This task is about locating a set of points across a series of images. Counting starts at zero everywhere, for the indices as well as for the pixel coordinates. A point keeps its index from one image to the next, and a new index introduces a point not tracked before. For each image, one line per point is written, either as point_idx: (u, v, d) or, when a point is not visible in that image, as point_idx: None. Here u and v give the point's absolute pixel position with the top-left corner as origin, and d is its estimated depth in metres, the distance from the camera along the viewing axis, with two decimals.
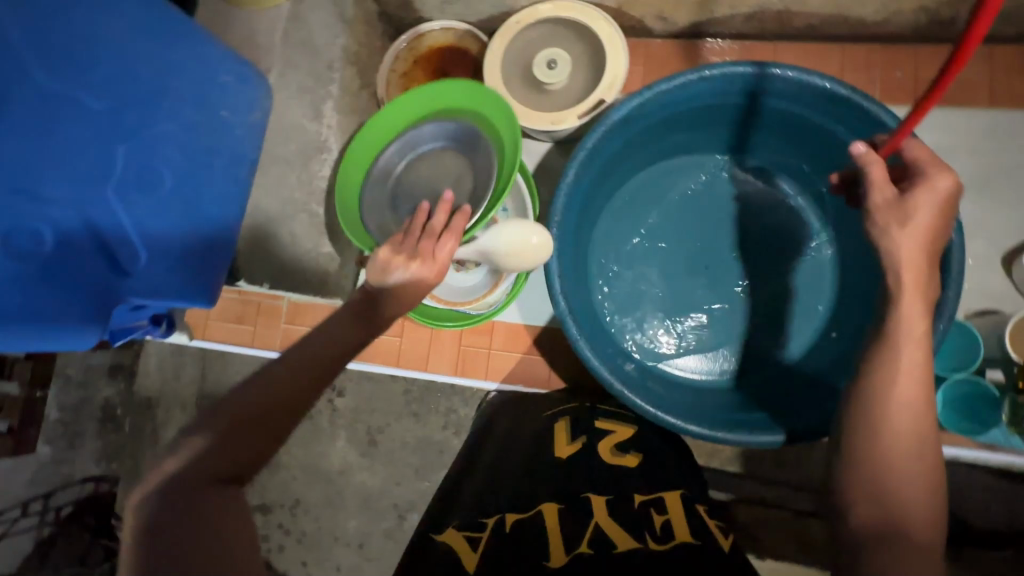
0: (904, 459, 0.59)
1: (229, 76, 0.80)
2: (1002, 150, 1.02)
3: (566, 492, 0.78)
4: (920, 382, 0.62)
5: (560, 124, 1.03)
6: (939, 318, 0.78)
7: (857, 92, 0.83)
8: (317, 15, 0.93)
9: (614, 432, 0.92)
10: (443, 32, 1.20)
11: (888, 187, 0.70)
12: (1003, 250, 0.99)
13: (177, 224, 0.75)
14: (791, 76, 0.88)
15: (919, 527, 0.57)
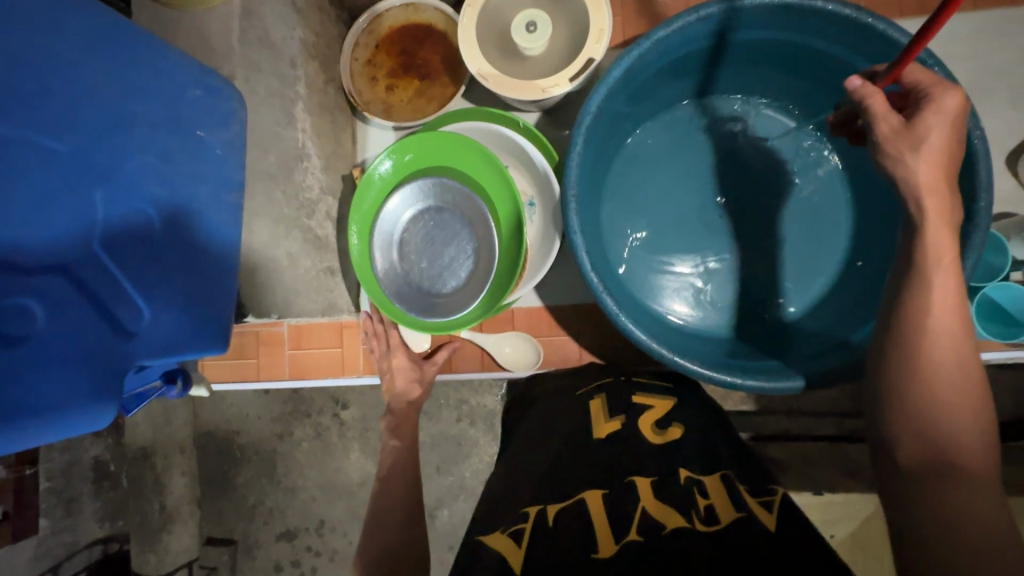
0: (948, 388, 0.53)
1: (198, 90, 0.71)
2: (990, 55, 1.01)
3: (607, 471, 0.70)
4: (956, 307, 0.55)
5: (552, 90, 0.95)
6: (974, 232, 0.75)
7: (864, 10, 0.78)
8: (271, 6, 0.83)
9: (651, 409, 0.82)
10: (403, 8, 1.11)
11: (896, 121, 0.59)
12: (1005, 152, 1.00)
13: (174, 270, 0.67)
14: (792, 3, 0.82)
15: (975, 466, 0.51)
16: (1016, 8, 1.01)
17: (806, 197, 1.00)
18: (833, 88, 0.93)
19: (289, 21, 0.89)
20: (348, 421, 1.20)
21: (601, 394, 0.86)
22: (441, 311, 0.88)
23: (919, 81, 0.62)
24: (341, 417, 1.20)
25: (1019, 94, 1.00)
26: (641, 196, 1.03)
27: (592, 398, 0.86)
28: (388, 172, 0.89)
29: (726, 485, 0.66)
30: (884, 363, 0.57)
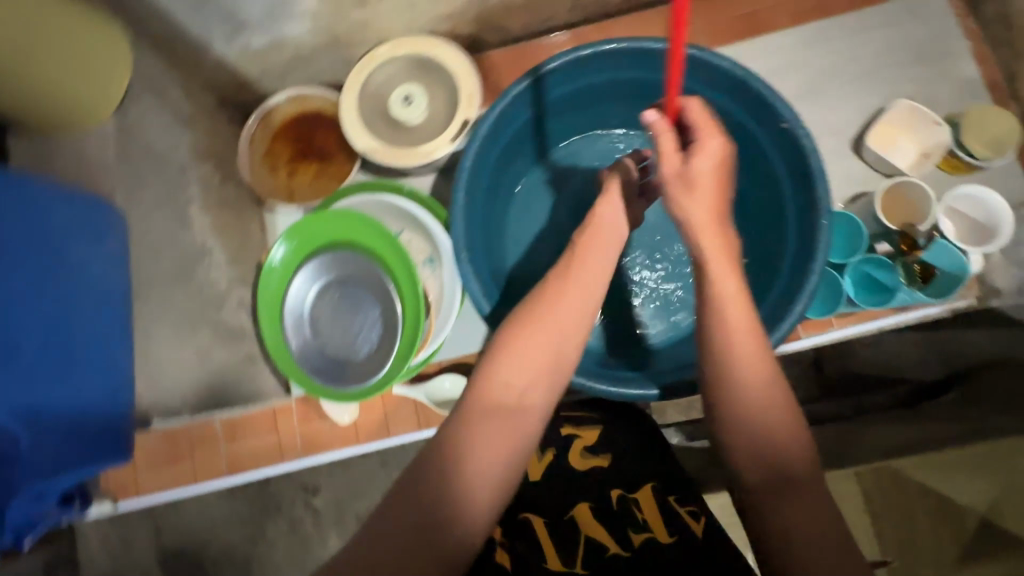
0: (762, 403, 0.56)
1: (67, 210, 0.74)
2: (816, 60, 1.15)
3: (546, 509, 0.74)
4: (749, 324, 0.58)
5: (435, 153, 1.04)
6: (820, 215, 0.85)
7: (682, 44, 0.89)
8: (151, 121, 0.88)
9: (580, 439, 0.80)
10: (290, 100, 1.16)
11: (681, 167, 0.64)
12: (850, 139, 1.12)
13: (57, 391, 0.71)
14: (623, 47, 0.92)
15: (801, 469, 0.54)
16: (828, 19, 1.15)
17: None
18: None
19: (174, 131, 0.93)
20: (324, 508, 1.11)
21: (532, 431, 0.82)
22: (357, 378, 0.91)
23: (695, 117, 0.67)
24: (315, 504, 1.11)
25: (849, 89, 1.13)
26: (541, 232, 1.09)
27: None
28: (282, 259, 0.92)
29: (656, 499, 0.73)
30: (706, 380, 0.60)
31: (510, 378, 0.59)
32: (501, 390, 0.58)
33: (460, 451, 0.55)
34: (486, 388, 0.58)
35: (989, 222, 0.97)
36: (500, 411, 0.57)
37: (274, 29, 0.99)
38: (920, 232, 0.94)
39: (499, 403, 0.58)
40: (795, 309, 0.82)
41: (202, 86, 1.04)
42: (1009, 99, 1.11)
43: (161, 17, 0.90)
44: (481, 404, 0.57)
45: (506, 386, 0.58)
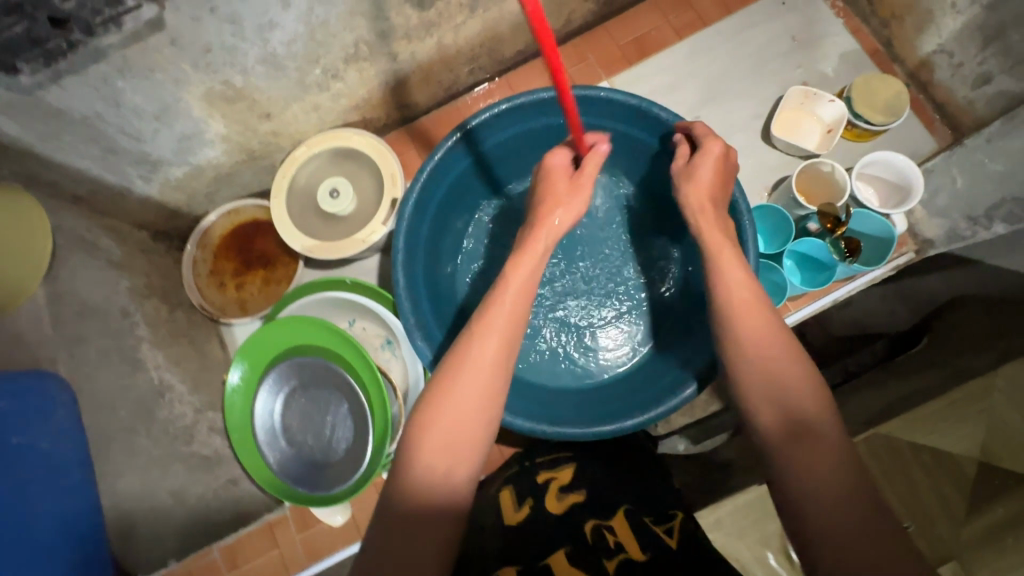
0: (768, 352, 0.62)
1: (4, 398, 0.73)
2: (708, 66, 1.21)
3: (520, 552, 0.73)
4: (745, 287, 0.67)
5: (371, 237, 1.06)
6: (741, 215, 0.89)
7: (577, 86, 0.93)
8: (83, 277, 0.89)
9: (555, 477, 0.84)
10: (225, 216, 1.17)
11: (588, 182, 0.79)
12: (758, 131, 1.17)
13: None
14: (522, 101, 0.96)
15: (811, 411, 0.57)
16: (709, 28, 1.22)
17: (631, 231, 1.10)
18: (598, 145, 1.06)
19: (108, 279, 0.94)
20: None
21: (510, 483, 0.87)
22: (340, 479, 0.90)
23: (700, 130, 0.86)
24: None
25: (745, 85, 1.20)
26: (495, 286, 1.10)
27: (501, 489, 0.86)
28: (241, 381, 0.93)
29: (629, 526, 0.74)
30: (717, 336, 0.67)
31: (465, 379, 0.60)
32: (460, 392, 0.60)
33: (433, 459, 0.56)
34: (446, 392, 0.60)
35: (903, 183, 1.02)
36: (467, 410, 0.59)
37: (190, 158, 1.01)
38: (838, 208, 0.97)
39: (462, 405, 0.59)
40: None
41: (133, 225, 1.06)
42: (892, 62, 1.17)
43: (75, 177, 0.91)
44: (441, 407, 0.59)
45: (464, 388, 0.60)
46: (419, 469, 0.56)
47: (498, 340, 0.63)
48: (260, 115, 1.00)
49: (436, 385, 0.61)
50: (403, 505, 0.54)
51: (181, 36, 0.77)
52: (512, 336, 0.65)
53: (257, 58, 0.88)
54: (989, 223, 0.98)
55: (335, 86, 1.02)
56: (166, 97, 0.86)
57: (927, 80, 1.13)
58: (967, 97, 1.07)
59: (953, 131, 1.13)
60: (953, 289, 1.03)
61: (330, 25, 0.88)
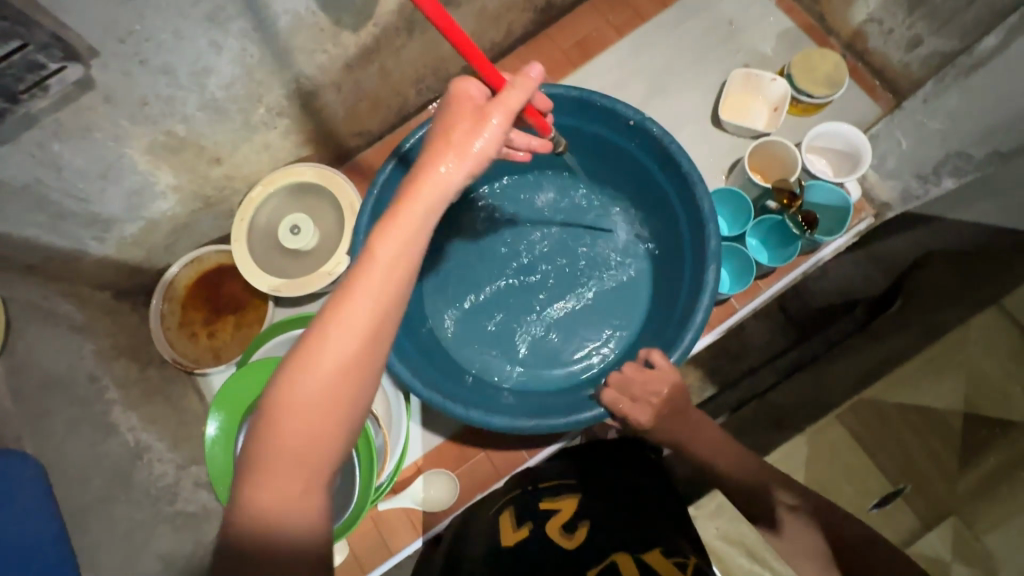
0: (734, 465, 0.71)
1: None
2: (651, 60, 1.23)
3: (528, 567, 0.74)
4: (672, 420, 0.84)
5: (336, 269, 1.05)
6: (695, 187, 0.89)
7: None
8: (43, 347, 0.86)
9: (557, 510, 0.83)
10: (188, 266, 1.15)
11: (503, 117, 0.54)
12: (708, 118, 1.19)
13: None
14: None
15: None
16: (647, 23, 1.24)
17: (594, 221, 1.09)
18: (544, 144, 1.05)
19: (71, 345, 0.92)
20: None
21: (510, 505, 0.87)
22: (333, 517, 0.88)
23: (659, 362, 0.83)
24: None
25: (690, 74, 1.22)
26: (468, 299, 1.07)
27: (501, 512, 0.87)
28: (219, 432, 0.90)
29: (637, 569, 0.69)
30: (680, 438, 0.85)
31: (309, 400, 0.46)
32: (310, 404, 0.46)
33: (276, 487, 0.46)
34: (291, 403, 0.46)
35: (851, 150, 1.04)
36: (320, 423, 0.46)
37: (143, 213, 1.00)
38: (791, 184, 1.00)
39: (313, 420, 0.46)
40: (708, 277, 0.85)
41: (93, 287, 1.03)
42: (827, 35, 1.20)
43: (26, 247, 0.89)
44: (283, 421, 0.46)
45: (315, 400, 0.46)
46: (258, 502, 0.45)
47: (361, 335, 0.47)
48: (209, 161, 0.99)
49: (274, 392, 0.47)
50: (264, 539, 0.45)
51: (113, 92, 0.76)
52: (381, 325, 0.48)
53: (197, 105, 0.87)
54: (938, 179, 0.94)
55: (282, 123, 1.02)
56: (108, 154, 0.85)
57: (862, 49, 1.16)
58: (902, 60, 1.10)
59: (895, 95, 1.15)
60: (920, 249, 1.03)
61: (266, 63, 0.88)
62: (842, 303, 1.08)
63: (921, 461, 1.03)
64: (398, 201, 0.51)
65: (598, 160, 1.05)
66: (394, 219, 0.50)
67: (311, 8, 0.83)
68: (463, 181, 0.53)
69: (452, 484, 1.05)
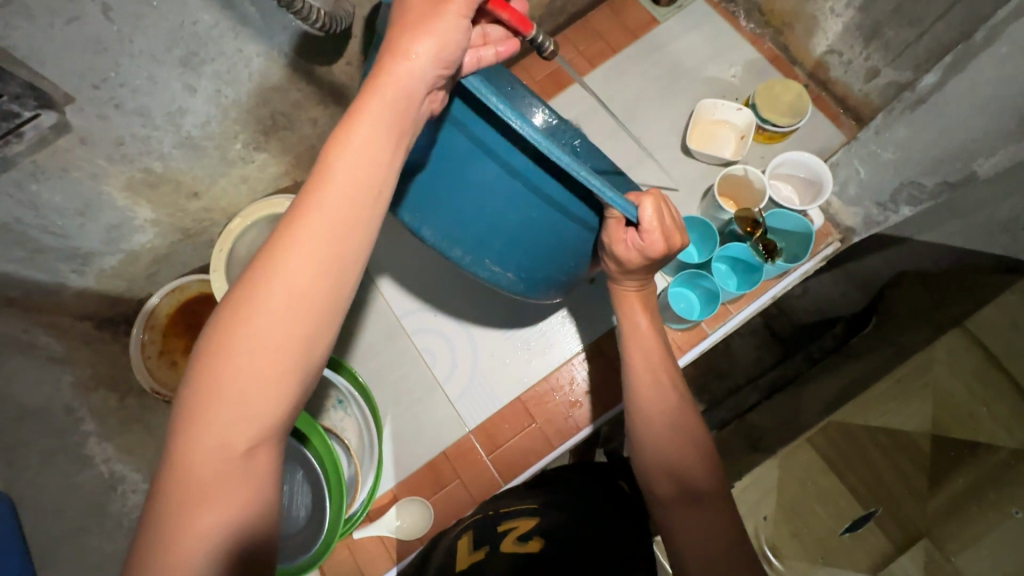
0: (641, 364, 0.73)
1: None
2: (623, 91, 1.27)
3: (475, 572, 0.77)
4: (648, 350, 0.73)
5: None
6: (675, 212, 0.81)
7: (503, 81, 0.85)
8: (21, 379, 0.88)
9: (514, 528, 0.84)
10: (170, 295, 1.17)
11: (461, 0, 0.54)
12: (678, 146, 1.22)
13: None
14: None
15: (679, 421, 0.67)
16: (618, 55, 1.29)
17: None
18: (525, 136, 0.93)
19: (48, 379, 0.93)
20: None
21: (469, 529, 0.89)
22: (299, 548, 0.89)
23: (663, 213, 0.66)
24: None
25: (660, 104, 1.25)
26: None
27: (461, 535, 0.89)
28: None
29: None
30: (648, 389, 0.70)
31: (266, 304, 0.48)
32: (268, 309, 0.47)
33: (228, 414, 0.47)
34: (241, 325, 0.47)
35: (812, 178, 1.08)
36: (272, 349, 0.47)
37: (123, 246, 1.02)
38: (753, 213, 1.03)
39: (262, 340, 0.47)
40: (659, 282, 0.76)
41: (74, 318, 1.05)
42: (792, 65, 1.24)
43: (5, 282, 0.91)
44: (234, 343, 0.47)
45: (274, 307, 0.48)
46: (207, 427, 0.47)
47: (314, 255, 0.49)
48: (188, 195, 1.02)
49: (231, 300, 0.49)
50: (214, 431, 0.47)
51: (90, 134, 0.79)
52: (336, 236, 0.50)
53: (174, 143, 0.90)
54: (897, 206, 0.98)
55: (260, 157, 1.05)
56: (86, 192, 0.87)
57: (825, 78, 1.20)
58: (862, 90, 1.14)
59: (857, 122, 1.19)
60: (892, 269, 1.05)
61: (242, 102, 0.91)
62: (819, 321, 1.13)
63: (886, 477, 1.04)
64: (356, 104, 0.52)
65: None
66: (349, 127, 0.51)
67: (283, 49, 0.87)
68: (426, 78, 0.53)
69: (426, 512, 1.06)
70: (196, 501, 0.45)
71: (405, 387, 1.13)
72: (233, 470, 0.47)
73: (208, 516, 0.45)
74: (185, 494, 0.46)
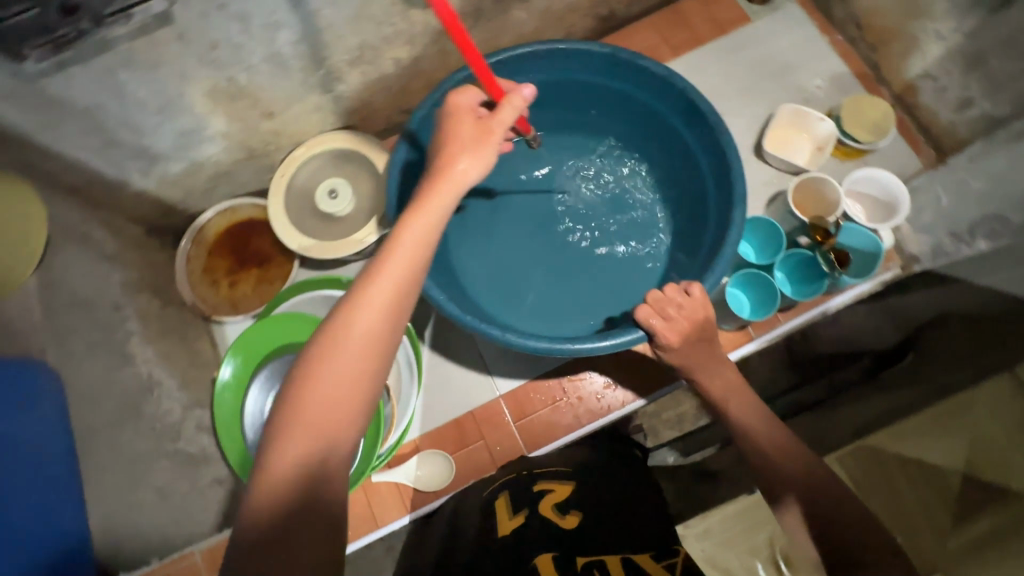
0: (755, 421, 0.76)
1: None
2: (702, 85, 1.25)
3: (519, 552, 0.69)
4: (752, 406, 0.78)
5: (366, 238, 1.08)
6: (736, 193, 0.93)
7: (617, 49, 0.97)
8: (75, 267, 0.88)
9: (552, 491, 0.82)
10: (221, 214, 1.16)
11: (500, 131, 0.67)
12: (750, 148, 1.20)
13: None
14: (549, 49, 0.98)
15: (813, 474, 0.69)
16: (703, 46, 1.26)
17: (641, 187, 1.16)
18: (617, 121, 1.13)
19: (101, 273, 0.93)
20: None
21: (506, 491, 0.86)
22: None
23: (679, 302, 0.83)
24: None
25: (738, 103, 1.23)
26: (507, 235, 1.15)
27: (498, 496, 0.85)
28: (232, 376, 0.92)
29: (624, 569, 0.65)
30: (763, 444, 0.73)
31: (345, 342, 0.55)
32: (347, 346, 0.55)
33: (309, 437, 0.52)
34: (313, 378, 0.54)
35: (889, 199, 1.07)
36: (346, 384, 0.54)
37: (190, 154, 1.01)
38: (828, 221, 1.01)
39: (331, 388, 0.54)
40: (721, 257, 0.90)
41: (128, 220, 1.05)
42: (879, 84, 1.21)
43: (73, 168, 0.91)
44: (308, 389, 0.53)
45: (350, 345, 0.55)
46: (291, 446, 0.52)
47: (379, 311, 0.56)
48: (261, 114, 1.01)
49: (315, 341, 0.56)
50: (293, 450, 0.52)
51: (188, 30, 0.78)
52: (397, 299, 0.57)
53: (262, 56, 0.88)
54: (972, 239, 0.97)
55: (337, 87, 1.03)
56: (169, 92, 0.86)
57: (911, 102, 1.17)
58: (950, 120, 1.10)
59: (937, 152, 1.16)
60: (937, 307, 1.06)
61: (336, 26, 0.90)
62: (848, 353, 1.19)
63: (912, 512, 0.99)
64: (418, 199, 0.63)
65: (671, 136, 1.06)
66: (412, 214, 0.62)
67: None
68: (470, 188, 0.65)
69: (448, 466, 1.06)
70: (271, 543, 0.48)
71: (442, 342, 1.13)
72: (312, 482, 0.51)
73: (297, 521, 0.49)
74: (272, 500, 0.50)
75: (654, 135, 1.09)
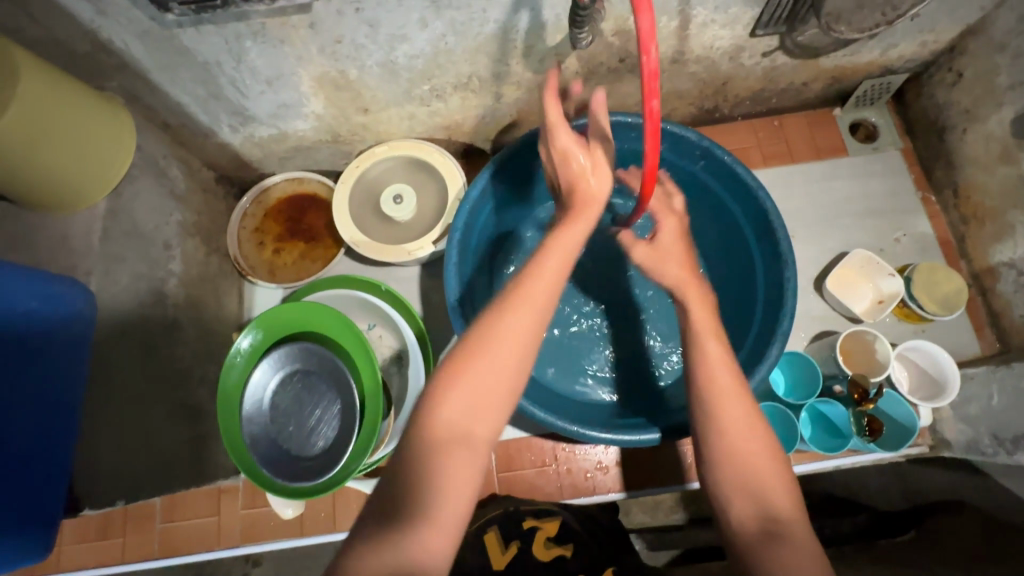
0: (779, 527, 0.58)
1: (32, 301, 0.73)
2: (782, 201, 1.23)
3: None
4: (772, 488, 0.60)
5: (416, 252, 1.09)
6: (782, 320, 0.90)
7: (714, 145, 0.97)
8: (143, 200, 0.91)
9: (541, 527, 0.93)
10: (288, 182, 1.19)
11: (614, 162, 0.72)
12: (811, 279, 1.18)
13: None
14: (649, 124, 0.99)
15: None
16: (794, 164, 1.25)
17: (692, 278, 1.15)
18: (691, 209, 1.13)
19: (164, 210, 0.96)
20: None
21: (494, 523, 0.94)
22: (307, 475, 0.90)
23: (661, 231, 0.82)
24: None
25: (812, 230, 1.21)
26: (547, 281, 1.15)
27: (486, 528, 0.93)
28: (249, 347, 0.93)
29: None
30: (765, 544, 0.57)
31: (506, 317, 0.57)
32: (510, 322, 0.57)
33: (466, 406, 0.55)
34: (474, 346, 0.57)
35: (939, 378, 1.02)
36: (503, 363, 0.56)
37: (281, 124, 1.05)
38: (870, 382, 0.99)
39: (490, 368, 0.56)
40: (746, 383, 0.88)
41: (204, 164, 1.09)
42: (960, 257, 1.18)
43: (173, 107, 0.95)
44: (479, 354, 0.56)
45: (512, 322, 0.57)
46: (450, 409, 0.55)
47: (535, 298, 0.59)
48: (358, 108, 1.04)
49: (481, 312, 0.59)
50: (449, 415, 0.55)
51: (320, 23, 0.81)
52: (549, 314, 0.60)
53: (378, 61, 0.91)
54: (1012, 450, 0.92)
55: (435, 104, 1.06)
56: (284, 67, 0.90)
57: (988, 286, 1.13)
58: (1022, 317, 1.06)
59: (1001, 343, 1.11)
60: (953, 491, 1.01)
61: (455, 53, 0.92)
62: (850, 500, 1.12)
63: None
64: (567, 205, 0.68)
65: (739, 241, 1.04)
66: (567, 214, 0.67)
67: (517, 27, 0.87)
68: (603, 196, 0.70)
69: None
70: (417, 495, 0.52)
71: None
72: (461, 456, 0.54)
73: (442, 484, 0.52)
74: (424, 458, 0.53)
75: (724, 234, 1.08)
